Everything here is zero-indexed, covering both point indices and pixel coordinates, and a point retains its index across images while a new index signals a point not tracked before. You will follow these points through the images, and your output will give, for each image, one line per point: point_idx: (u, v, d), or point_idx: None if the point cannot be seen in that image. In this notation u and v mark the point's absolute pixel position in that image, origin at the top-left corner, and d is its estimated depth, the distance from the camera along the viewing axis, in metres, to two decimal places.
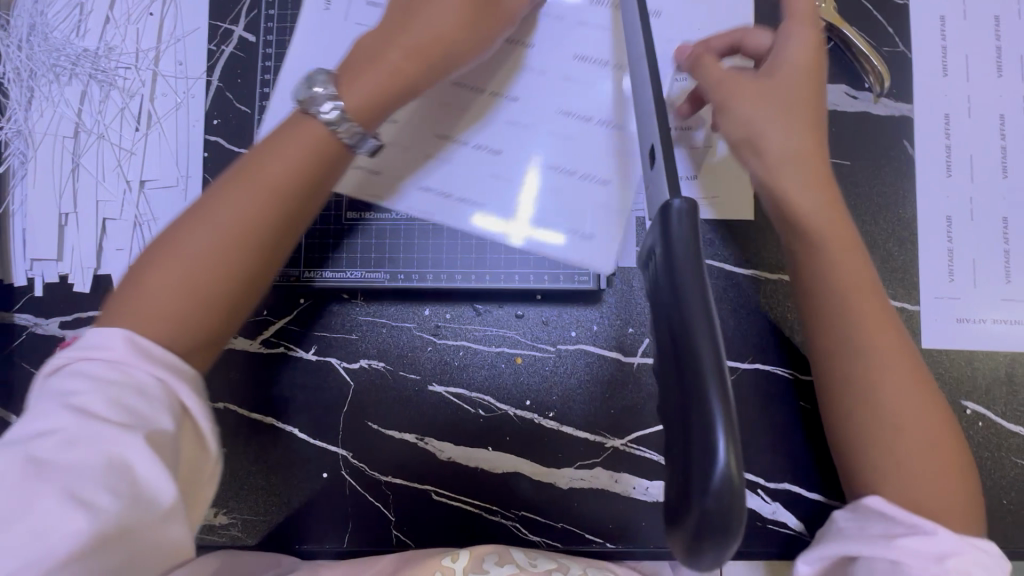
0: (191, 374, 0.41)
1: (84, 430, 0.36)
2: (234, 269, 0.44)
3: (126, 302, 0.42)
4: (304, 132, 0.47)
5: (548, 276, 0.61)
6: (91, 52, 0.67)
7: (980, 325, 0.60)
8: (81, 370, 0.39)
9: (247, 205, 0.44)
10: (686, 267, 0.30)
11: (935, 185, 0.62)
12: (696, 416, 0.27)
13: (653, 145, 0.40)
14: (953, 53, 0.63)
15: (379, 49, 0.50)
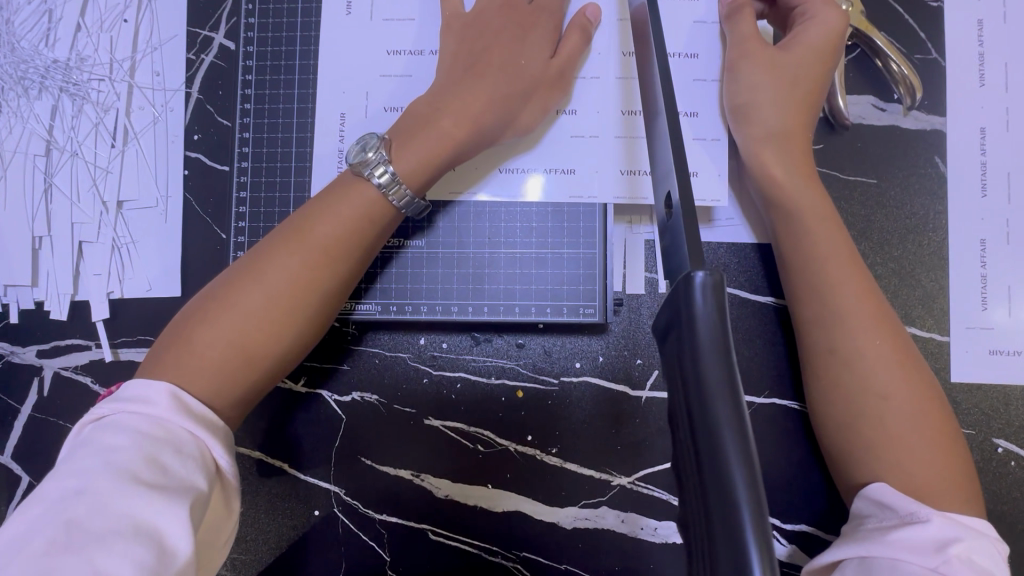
0: (221, 431, 0.44)
1: (120, 492, 0.36)
2: (281, 328, 0.47)
3: (175, 357, 0.45)
4: (356, 196, 0.50)
5: (551, 306, 0.57)
6: (62, 63, 0.63)
7: (1014, 357, 0.56)
8: (122, 425, 0.40)
9: (297, 267, 0.48)
10: (711, 355, 0.27)
11: (968, 206, 0.57)
12: (721, 530, 0.25)
13: (669, 190, 0.37)
14: (992, 61, 0.58)
15: (435, 110, 0.52)
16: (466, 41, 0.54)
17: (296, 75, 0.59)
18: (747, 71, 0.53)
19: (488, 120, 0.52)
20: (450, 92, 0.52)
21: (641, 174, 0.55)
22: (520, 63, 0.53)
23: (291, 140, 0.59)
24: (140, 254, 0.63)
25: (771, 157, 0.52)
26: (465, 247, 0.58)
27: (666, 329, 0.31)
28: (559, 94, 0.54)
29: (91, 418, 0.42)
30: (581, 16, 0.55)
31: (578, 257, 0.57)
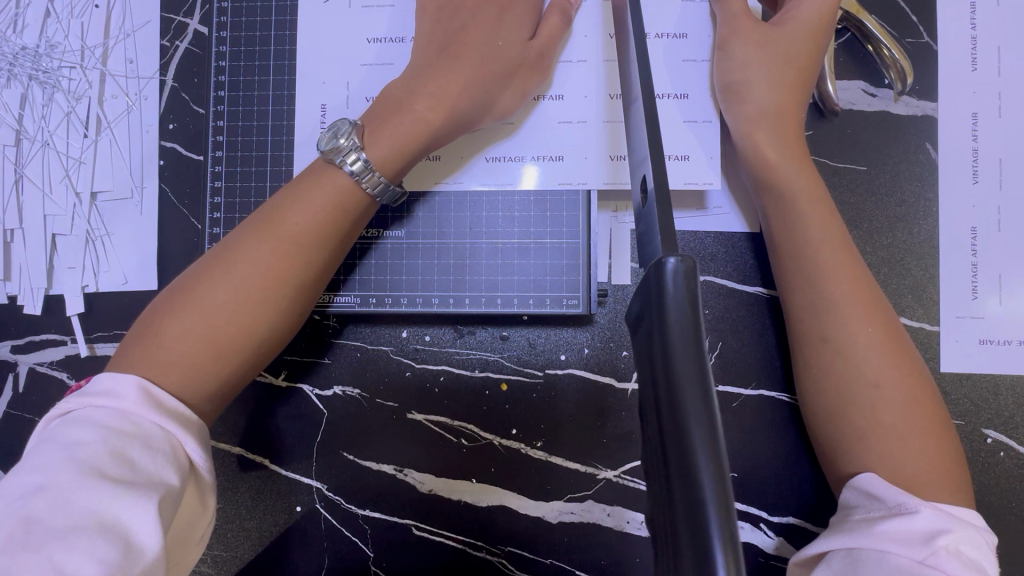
0: (194, 425, 0.43)
1: (83, 487, 0.35)
2: (254, 319, 0.46)
3: (144, 348, 0.44)
4: (331, 183, 0.48)
5: (535, 298, 0.56)
6: (31, 50, 0.61)
7: (1004, 347, 0.55)
8: (88, 419, 0.39)
9: (271, 255, 0.46)
10: (683, 343, 0.26)
11: (959, 193, 0.56)
12: (689, 523, 0.24)
13: (646, 175, 0.36)
14: (984, 45, 0.56)
15: (409, 94, 0.50)
16: (442, 23, 0.53)
17: (270, 61, 0.58)
18: (738, 48, 0.52)
19: (463, 103, 0.50)
20: (424, 75, 0.50)
21: (622, 160, 0.54)
22: (496, 45, 0.51)
23: (266, 128, 0.57)
24: (115, 246, 0.61)
25: (764, 135, 0.51)
26: (449, 240, 0.56)
27: (639, 317, 0.31)
28: (540, 78, 0.53)
29: (58, 412, 0.40)
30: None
31: (562, 247, 0.56)
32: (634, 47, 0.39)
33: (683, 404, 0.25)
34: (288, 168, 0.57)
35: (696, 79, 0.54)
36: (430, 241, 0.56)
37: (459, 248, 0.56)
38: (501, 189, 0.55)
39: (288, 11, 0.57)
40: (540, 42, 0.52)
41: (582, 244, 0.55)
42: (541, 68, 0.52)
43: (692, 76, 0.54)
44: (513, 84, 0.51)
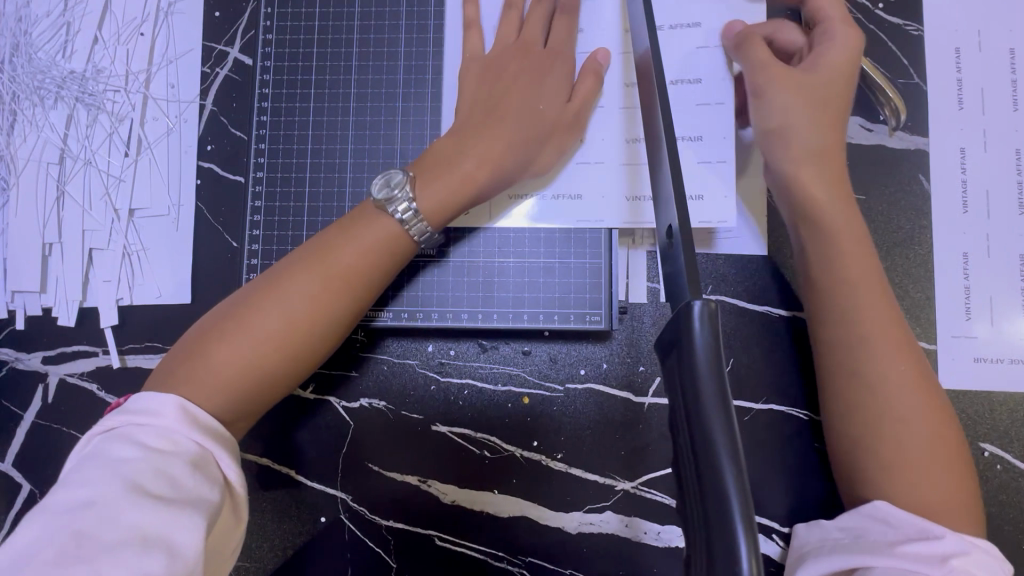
0: (226, 440, 0.45)
1: (129, 503, 0.37)
2: (291, 348, 0.48)
3: (190, 369, 0.46)
4: (376, 225, 0.51)
5: (557, 314, 0.59)
6: (78, 74, 0.64)
7: (997, 364, 0.58)
8: (129, 437, 0.41)
9: (315, 291, 0.49)
10: (705, 376, 0.29)
11: (951, 220, 0.60)
12: (716, 523, 0.27)
13: (670, 222, 0.39)
14: (969, 87, 0.62)
15: (458, 152, 0.53)
16: (486, 68, 0.57)
17: (311, 90, 0.61)
18: (776, 99, 0.54)
19: (507, 160, 0.53)
20: (471, 134, 0.54)
21: (641, 199, 0.57)
22: (539, 107, 0.55)
23: (304, 150, 0.61)
24: (151, 261, 0.64)
25: (809, 176, 0.53)
26: (478, 262, 0.59)
27: (667, 348, 0.33)
28: (574, 134, 0.57)
29: (101, 429, 0.43)
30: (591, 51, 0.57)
31: (584, 267, 0.59)
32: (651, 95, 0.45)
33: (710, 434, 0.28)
34: (325, 189, 0.60)
35: (708, 120, 0.58)
36: (458, 262, 0.59)
37: (485, 268, 0.59)
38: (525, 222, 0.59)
39: (328, 44, 0.62)
40: (578, 102, 0.56)
41: (603, 265, 0.59)
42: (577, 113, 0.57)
43: (705, 117, 0.58)
44: (553, 132, 0.55)
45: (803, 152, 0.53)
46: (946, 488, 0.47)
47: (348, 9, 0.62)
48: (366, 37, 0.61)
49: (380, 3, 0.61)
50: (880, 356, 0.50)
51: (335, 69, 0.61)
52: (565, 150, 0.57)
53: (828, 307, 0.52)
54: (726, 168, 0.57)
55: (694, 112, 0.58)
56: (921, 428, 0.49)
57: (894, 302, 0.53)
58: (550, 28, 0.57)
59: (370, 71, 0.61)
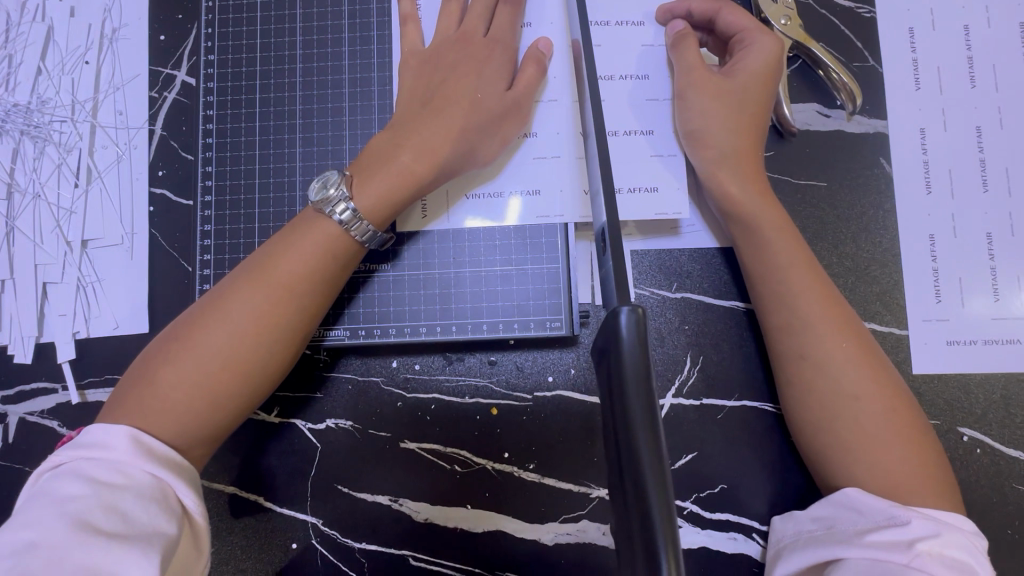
0: (186, 470, 0.44)
1: (78, 541, 0.36)
2: (244, 366, 0.47)
3: (137, 398, 0.45)
4: (318, 232, 0.50)
5: (518, 322, 0.57)
6: (23, 107, 0.63)
7: (971, 346, 0.57)
8: (78, 472, 0.40)
9: (261, 305, 0.47)
10: (636, 391, 0.30)
11: (914, 203, 0.59)
12: (641, 535, 0.27)
13: (603, 227, 0.39)
14: (925, 66, 0.61)
15: (395, 147, 0.52)
16: (425, 81, 0.55)
17: (256, 108, 0.60)
18: (696, 99, 0.54)
19: (447, 153, 0.52)
20: (410, 129, 0.53)
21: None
22: (477, 97, 0.54)
23: (253, 171, 0.60)
24: (106, 292, 0.62)
25: (726, 176, 0.53)
26: (435, 272, 0.58)
27: (601, 355, 0.33)
28: (519, 124, 0.56)
29: (48, 466, 0.41)
30: (535, 49, 0.56)
31: (544, 273, 0.58)
32: (590, 95, 0.44)
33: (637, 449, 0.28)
34: (277, 209, 0.59)
35: (658, 117, 0.57)
36: (416, 273, 0.58)
37: (443, 276, 0.58)
38: (482, 225, 0.58)
39: (272, 61, 0.61)
40: (517, 91, 0.55)
41: (561, 270, 0.58)
42: (518, 116, 0.55)
43: (656, 113, 0.57)
44: (494, 130, 0.54)
45: (730, 150, 0.53)
46: (906, 465, 0.46)
47: (290, 25, 0.61)
48: (310, 52, 0.60)
49: (322, 18, 0.61)
50: (821, 344, 0.49)
51: (280, 87, 0.60)
52: (509, 143, 0.56)
53: (768, 300, 0.52)
54: (677, 161, 0.56)
55: (644, 108, 0.57)
56: (875, 410, 0.48)
57: (828, 277, 0.52)
58: (495, 30, 0.56)
59: (315, 86, 0.60)
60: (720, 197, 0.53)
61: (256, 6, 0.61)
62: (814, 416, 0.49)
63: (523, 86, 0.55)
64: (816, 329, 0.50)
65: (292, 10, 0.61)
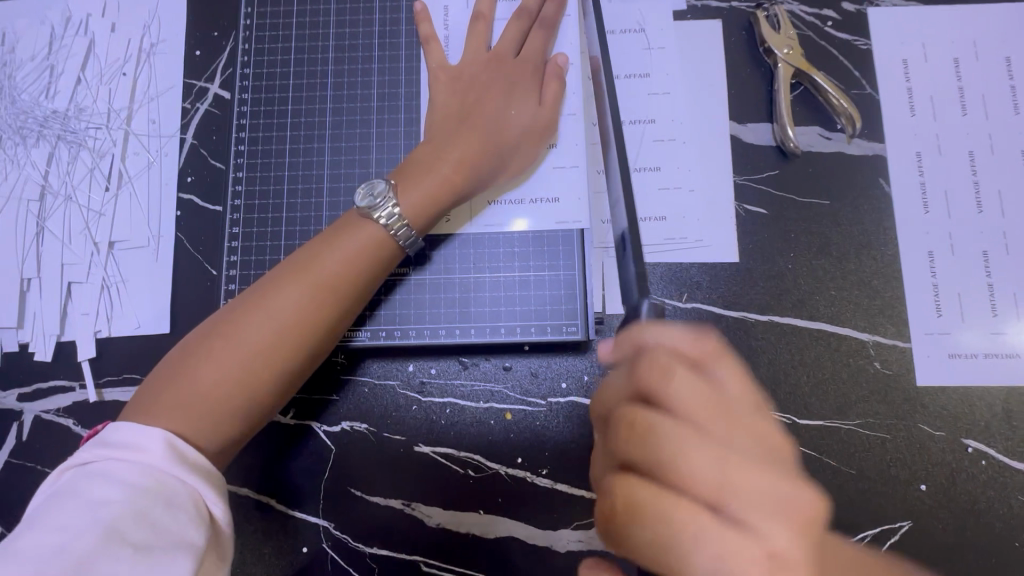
0: (214, 475, 0.44)
1: (111, 552, 0.37)
2: (285, 359, 0.48)
3: (176, 390, 0.46)
4: (361, 232, 0.52)
5: (535, 327, 0.59)
6: (61, 113, 0.66)
7: (973, 359, 0.59)
8: (109, 477, 0.40)
9: (304, 300, 0.49)
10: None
11: (913, 221, 0.62)
12: None
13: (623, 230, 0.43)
14: (918, 95, 0.65)
15: (436, 157, 0.55)
16: (457, 95, 0.58)
17: (288, 119, 0.63)
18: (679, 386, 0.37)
19: (482, 165, 0.56)
20: (446, 140, 0.56)
21: (605, 223, 0.61)
22: (510, 113, 0.57)
23: (282, 177, 0.62)
24: (129, 293, 0.64)
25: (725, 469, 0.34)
26: (454, 280, 0.60)
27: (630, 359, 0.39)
28: (547, 137, 0.59)
29: (78, 462, 0.42)
30: (554, 64, 0.60)
31: (559, 279, 0.60)
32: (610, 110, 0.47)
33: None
34: (303, 214, 0.61)
35: (665, 152, 0.64)
36: (436, 279, 0.60)
37: (462, 283, 0.60)
38: (498, 233, 0.60)
39: (305, 76, 0.64)
40: (547, 107, 0.59)
41: (576, 277, 0.60)
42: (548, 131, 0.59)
43: (661, 150, 0.64)
44: (524, 147, 0.58)
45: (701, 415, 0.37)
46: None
47: (323, 43, 0.64)
48: (341, 68, 0.64)
49: (353, 37, 0.64)
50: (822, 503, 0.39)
51: (311, 100, 0.63)
52: (536, 155, 0.60)
53: None
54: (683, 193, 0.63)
55: (652, 148, 0.64)
56: None
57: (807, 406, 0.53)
58: (521, 53, 0.60)
59: (345, 100, 0.63)
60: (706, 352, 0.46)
61: (291, 25, 0.65)
62: None
63: (550, 104, 0.59)
64: None
65: (326, 30, 0.65)
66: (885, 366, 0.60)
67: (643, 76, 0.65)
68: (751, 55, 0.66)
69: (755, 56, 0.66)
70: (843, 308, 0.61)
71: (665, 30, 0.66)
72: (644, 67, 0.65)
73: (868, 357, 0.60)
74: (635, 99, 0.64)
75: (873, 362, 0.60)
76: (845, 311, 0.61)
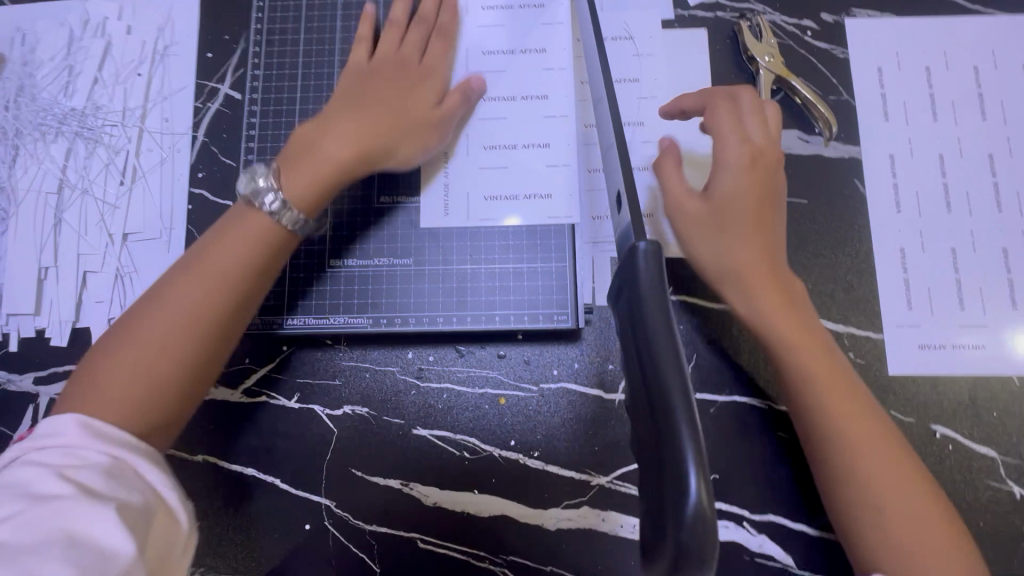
0: (144, 448, 0.46)
1: (43, 509, 0.39)
2: (190, 350, 0.49)
3: (87, 383, 0.47)
4: (250, 222, 0.53)
5: (528, 316, 0.63)
6: (78, 111, 0.70)
7: (941, 350, 0.63)
8: (34, 458, 0.42)
9: (194, 294, 0.50)
10: (663, 344, 0.31)
11: (886, 220, 0.66)
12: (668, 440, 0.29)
13: (619, 190, 0.45)
14: (892, 101, 0.68)
15: (316, 140, 0.57)
16: (363, 85, 0.60)
17: (295, 119, 0.67)
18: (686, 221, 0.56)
19: (370, 147, 0.57)
20: (343, 124, 0.58)
21: (602, 220, 0.65)
22: (454, 116, 0.62)
23: None
24: (142, 282, 0.67)
25: (753, 288, 0.53)
26: (452, 271, 0.64)
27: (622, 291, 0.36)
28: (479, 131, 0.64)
29: (4, 461, 0.44)
30: (471, 84, 0.63)
31: (551, 271, 0.64)
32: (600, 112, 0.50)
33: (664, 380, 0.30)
34: None
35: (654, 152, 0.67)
36: (435, 271, 0.64)
37: (459, 274, 0.64)
38: (495, 227, 0.64)
39: (312, 78, 0.67)
40: (445, 109, 0.62)
41: (567, 269, 0.64)
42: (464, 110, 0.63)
43: (648, 151, 0.67)
44: (416, 134, 0.60)
45: (740, 267, 0.53)
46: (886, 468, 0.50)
47: (330, 47, 0.68)
48: (346, 71, 0.67)
49: None
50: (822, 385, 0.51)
51: (318, 101, 0.67)
52: (431, 143, 0.62)
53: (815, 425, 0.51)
54: (667, 190, 0.66)
55: (642, 148, 0.68)
56: (878, 465, 0.50)
57: (824, 334, 0.54)
58: None
59: None
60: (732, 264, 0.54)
61: (299, 30, 0.69)
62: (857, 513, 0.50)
63: (470, 97, 0.63)
64: (832, 414, 0.51)
65: (332, 34, 0.68)
66: (859, 356, 0.63)
67: (632, 80, 0.69)
68: (734, 62, 0.69)
69: (738, 63, 0.69)
70: (819, 301, 0.64)
71: (654, 37, 0.70)
72: (634, 73, 0.69)
73: (843, 348, 0.63)
74: (625, 102, 0.68)
75: (848, 352, 0.63)
76: (821, 305, 0.64)
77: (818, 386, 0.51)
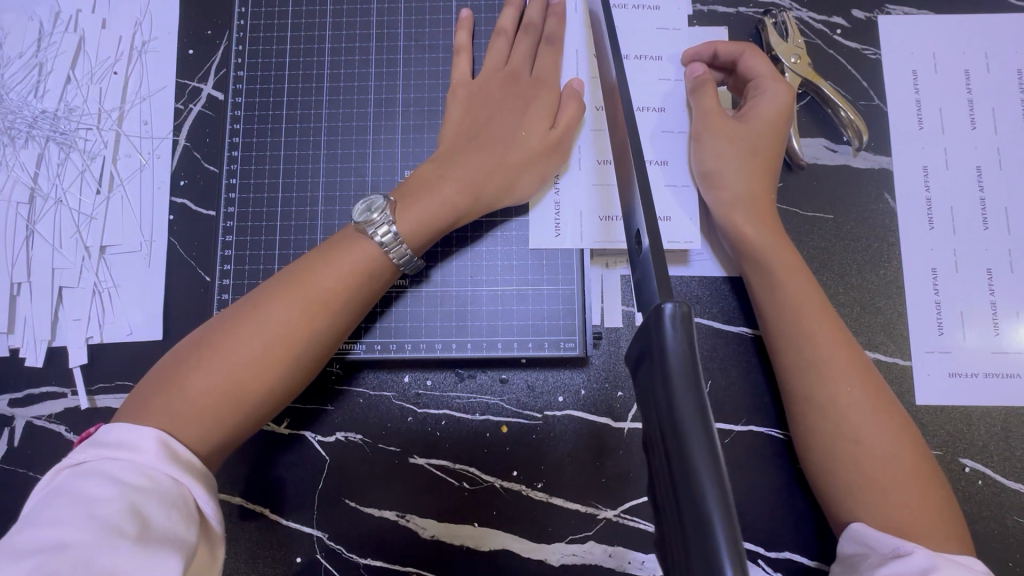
0: (203, 474, 0.43)
1: (104, 541, 0.35)
2: (274, 374, 0.47)
3: (163, 399, 0.45)
4: (357, 250, 0.51)
5: (532, 341, 0.59)
6: (50, 113, 0.65)
7: (972, 379, 0.59)
8: (104, 474, 0.39)
9: (291, 317, 0.48)
10: (697, 438, 0.27)
11: (917, 238, 0.61)
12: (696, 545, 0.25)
13: (640, 230, 0.38)
14: (927, 107, 0.63)
15: (437, 178, 0.54)
16: (470, 114, 0.58)
17: (282, 125, 0.62)
18: (712, 144, 0.57)
19: (488, 188, 0.55)
20: (451, 160, 0.55)
21: (613, 219, 0.59)
22: (520, 134, 0.56)
23: (277, 183, 0.61)
24: (121, 298, 0.63)
25: (741, 219, 0.55)
26: (452, 292, 0.60)
27: (640, 358, 0.32)
28: (557, 162, 0.58)
29: (69, 463, 0.41)
30: (570, 88, 0.58)
31: (557, 293, 0.59)
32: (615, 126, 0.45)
33: (697, 477, 0.26)
34: (298, 223, 0.60)
35: (674, 149, 0.60)
36: (433, 292, 0.60)
37: (459, 295, 0.60)
38: (499, 241, 0.60)
39: (300, 79, 0.62)
40: (559, 130, 0.57)
41: (576, 289, 0.59)
42: (558, 153, 0.57)
43: (669, 144, 0.60)
44: (535, 168, 0.56)
45: (743, 193, 0.56)
46: (891, 437, 0.49)
47: (319, 45, 0.63)
48: (337, 72, 0.62)
49: (350, 39, 0.63)
50: (817, 348, 0.52)
51: (306, 105, 0.62)
52: (547, 177, 0.58)
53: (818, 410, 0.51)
54: (688, 193, 0.59)
55: (660, 138, 0.61)
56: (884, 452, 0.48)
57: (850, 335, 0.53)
58: (534, 67, 0.59)
59: (340, 104, 0.62)
60: (731, 232, 0.56)
61: (286, 27, 0.63)
62: (854, 517, 0.48)
63: (564, 123, 0.57)
64: (846, 398, 0.50)
65: (322, 31, 0.63)
66: None
67: None
68: None
69: None
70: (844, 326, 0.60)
71: (677, 29, 0.63)
72: None
73: None
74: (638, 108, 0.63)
75: None
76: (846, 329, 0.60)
77: (826, 361, 0.51)
